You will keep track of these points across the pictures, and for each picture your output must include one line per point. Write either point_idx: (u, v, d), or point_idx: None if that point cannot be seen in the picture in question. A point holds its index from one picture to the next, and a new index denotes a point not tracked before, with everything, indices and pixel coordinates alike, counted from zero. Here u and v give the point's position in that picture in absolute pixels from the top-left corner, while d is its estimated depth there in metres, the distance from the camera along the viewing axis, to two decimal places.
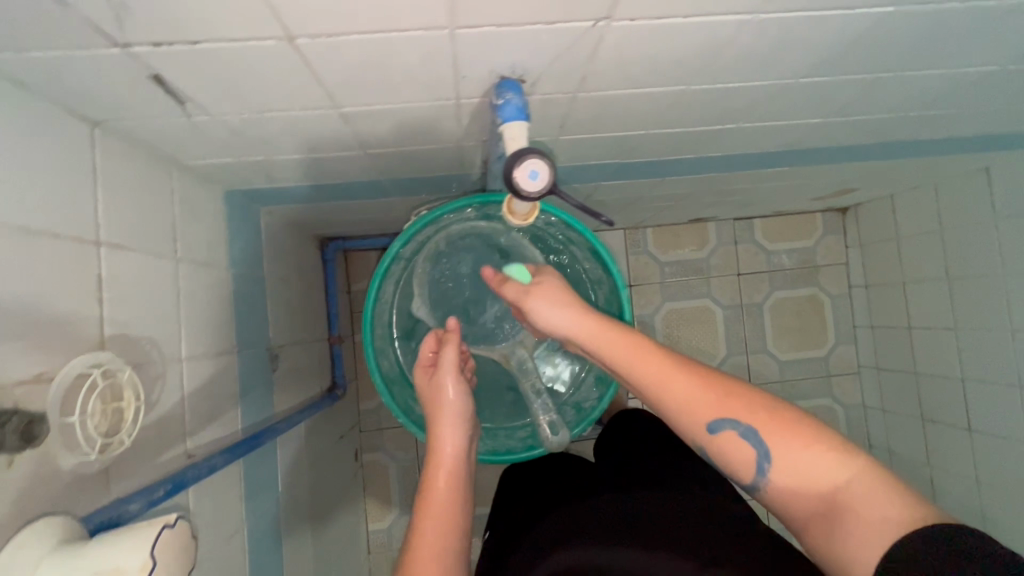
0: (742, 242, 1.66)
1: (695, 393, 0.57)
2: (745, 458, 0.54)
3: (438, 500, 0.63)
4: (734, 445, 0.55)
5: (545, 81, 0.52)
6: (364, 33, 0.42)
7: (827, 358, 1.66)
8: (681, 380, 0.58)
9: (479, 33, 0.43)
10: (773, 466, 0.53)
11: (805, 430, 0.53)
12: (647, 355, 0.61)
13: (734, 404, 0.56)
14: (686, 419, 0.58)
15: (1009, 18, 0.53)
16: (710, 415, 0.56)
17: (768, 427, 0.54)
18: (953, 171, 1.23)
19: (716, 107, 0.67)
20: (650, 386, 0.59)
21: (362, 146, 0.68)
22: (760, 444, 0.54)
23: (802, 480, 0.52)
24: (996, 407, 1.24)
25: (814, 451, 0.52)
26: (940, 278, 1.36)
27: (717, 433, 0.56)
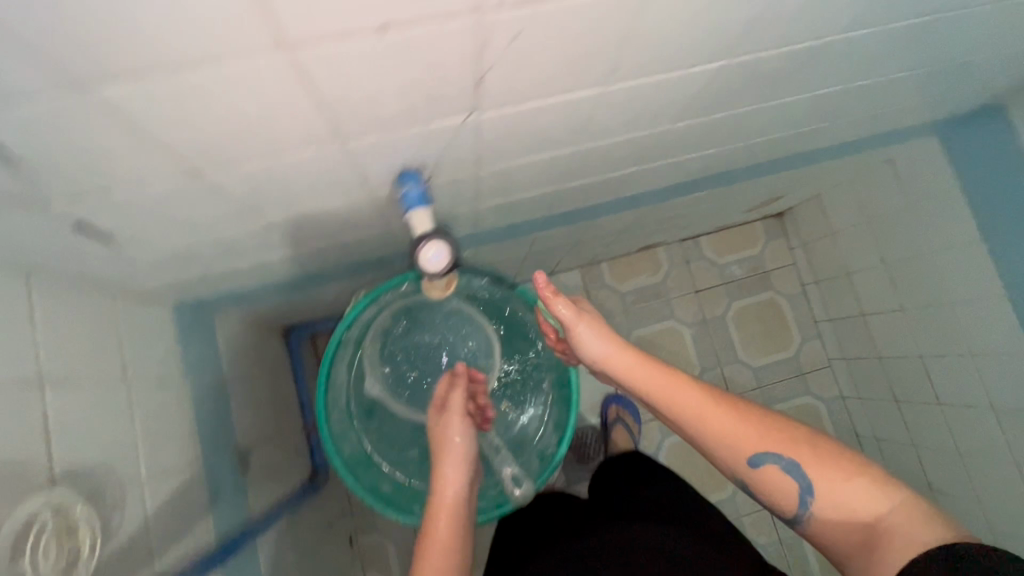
0: (693, 261, 1.73)
1: (738, 428, 0.63)
2: (788, 489, 0.61)
3: (441, 539, 0.59)
4: (779, 477, 0.62)
5: (442, 164, 0.58)
6: (261, 158, 0.47)
7: (797, 357, 1.70)
8: (722, 416, 0.64)
9: (366, 141, 0.48)
10: (815, 497, 0.60)
11: (843, 464, 0.60)
12: (687, 389, 0.66)
13: (777, 441, 0.62)
14: (731, 453, 0.64)
15: (835, 49, 0.60)
16: (755, 450, 0.63)
17: (808, 460, 0.61)
18: (861, 167, 1.33)
19: (612, 156, 0.73)
20: (694, 419, 0.65)
21: (294, 244, 0.72)
22: (803, 478, 0.61)
23: (843, 509, 0.59)
24: (958, 377, 1.28)
25: (854, 483, 0.59)
26: (878, 264, 1.43)
27: (760, 466, 0.63)
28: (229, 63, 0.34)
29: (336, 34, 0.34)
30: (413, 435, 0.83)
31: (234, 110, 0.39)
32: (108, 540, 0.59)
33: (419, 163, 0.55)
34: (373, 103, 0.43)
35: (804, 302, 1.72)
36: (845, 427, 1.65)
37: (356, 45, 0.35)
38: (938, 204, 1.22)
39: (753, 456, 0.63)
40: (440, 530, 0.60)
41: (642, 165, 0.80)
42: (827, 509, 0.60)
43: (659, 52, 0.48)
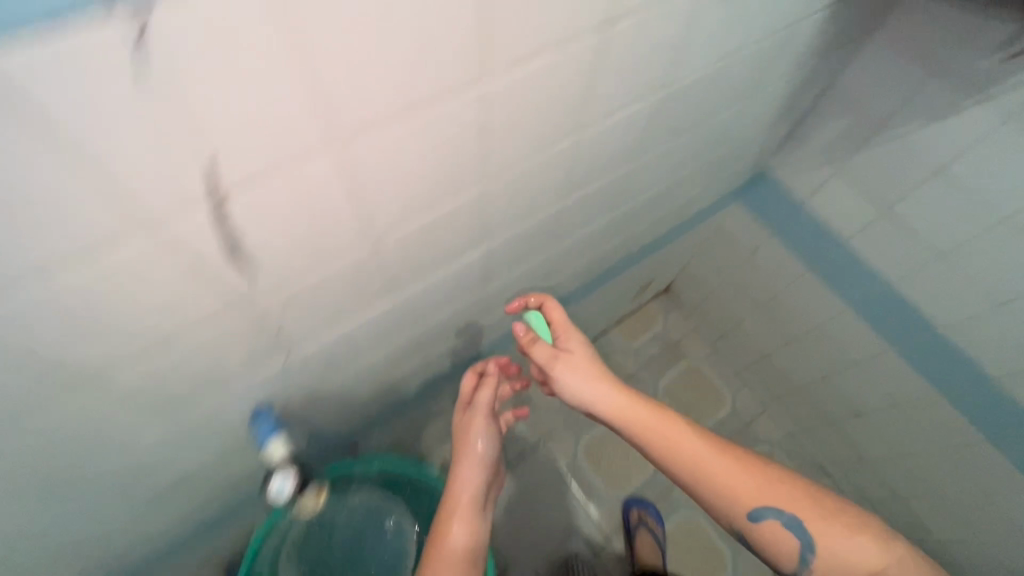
0: (609, 355, 1.83)
1: (744, 479, 0.67)
2: (787, 541, 0.66)
3: (454, 538, 0.74)
4: (777, 532, 0.66)
5: (290, 391, 0.67)
6: (117, 440, 0.54)
7: (734, 411, 1.77)
8: (727, 468, 0.68)
9: (205, 402, 0.58)
10: (813, 551, 0.65)
11: (838, 521, 0.66)
12: (690, 436, 0.69)
13: (778, 496, 0.67)
14: (734, 503, 0.67)
15: (577, 205, 0.78)
16: (759, 504, 0.66)
17: (803, 513, 0.66)
18: (699, 238, 1.53)
19: (452, 323, 0.84)
20: (699, 469, 0.67)
21: (188, 495, 0.76)
22: (804, 534, 0.65)
23: (841, 561, 0.64)
24: (869, 384, 1.32)
25: (849, 537, 0.65)
26: (751, 311, 1.58)
27: (758, 518, 0.66)
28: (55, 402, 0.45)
29: (134, 350, 0.44)
30: None
31: (75, 420, 0.48)
32: None
33: (264, 397, 0.64)
34: (191, 373, 0.52)
35: (719, 360, 1.84)
36: (805, 461, 1.68)
37: (149, 351, 0.46)
38: (761, 255, 1.41)
39: (755, 509, 0.67)
40: (454, 531, 0.75)
41: (488, 318, 0.91)
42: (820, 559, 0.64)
43: (420, 263, 0.61)
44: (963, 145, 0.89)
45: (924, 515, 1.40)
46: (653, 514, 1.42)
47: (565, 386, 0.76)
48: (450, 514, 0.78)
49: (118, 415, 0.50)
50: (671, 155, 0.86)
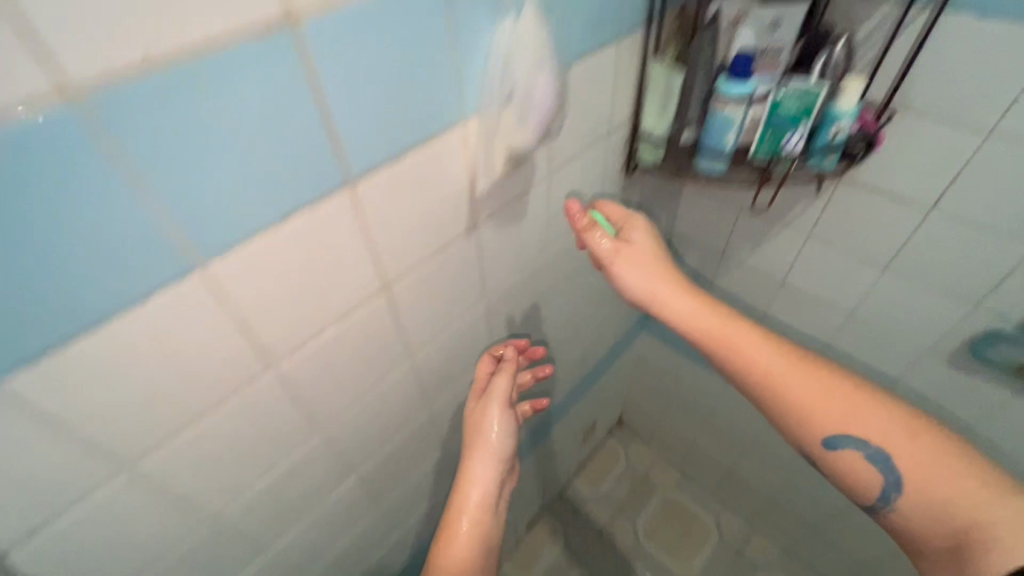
0: (580, 506, 1.71)
1: (821, 399, 0.61)
2: (870, 477, 0.58)
3: (459, 549, 0.61)
4: (854, 463, 0.59)
5: None
6: None
7: (722, 538, 1.63)
8: (805, 382, 0.61)
9: None
10: (901, 491, 0.57)
11: (934, 453, 0.56)
12: (759, 346, 0.64)
13: (865, 423, 0.58)
14: (808, 426, 0.61)
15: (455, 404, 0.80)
16: (836, 426, 0.59)
17: (894, 442, 0.57)
18: (625, 371, 1.56)
19: (358, 551, 0.79)
20: (772, 380, 0.62)
21: None
22: (892, 472, 0.57)
23: (935, 499, 0.55)
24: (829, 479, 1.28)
25: (950, 472, 0.55)
26: (701, 426, 1.56)
27: (833, 447, 0.60)
28: None
29: None
30: None
31: None
32: None
33: None
34: None
35: (692, 484, 1.73)
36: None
37: None
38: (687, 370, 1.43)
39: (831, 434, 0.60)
40: (460, 542, 0.62)
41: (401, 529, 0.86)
42: (907, 498, 0.56)
43: (279, 517, 0.60)
44: (789, 260, 1.00)
45: None
46: None
47: (626, 284, 0.69)
48: (458, 510, 0.64)
49: None
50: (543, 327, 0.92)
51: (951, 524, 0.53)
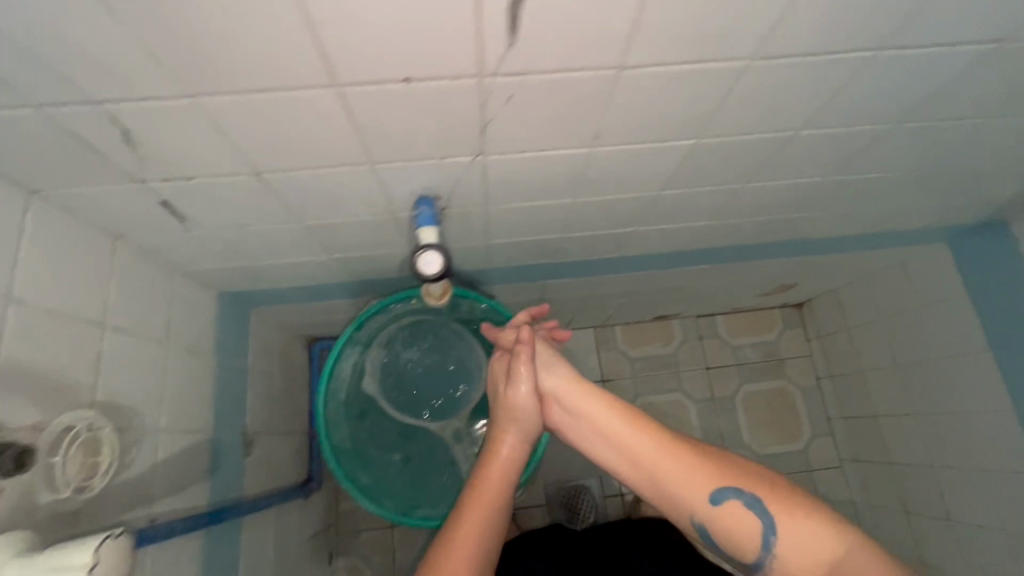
0: (706, 337, 1.76)
1: (661, 459, 0.59)
2: (741, 520, 0.55)
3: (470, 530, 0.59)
4: (735, 515, 0.55)
5: (454, 196, 0.69)
6: (307, 169, 0.60)
7: (806, 452, 1.66)
8: (666, 463, 0.59)
9: (393, 166, 0.61)
10: (774, 533, 0.53)
11: (806, 501, 0.55)
12: (642, 434, 0.60)
13: (730, 471, 0.57)
14: (662, 486, 0.59)
15: (787, 150, 0.69)
16: (710, 491, 0.57)
17: (747, 520, 0.55)
18: (875, 264, 1.35)
19: (611, 214, 0.83)
20: (656, 474, 0.59)
21: (326, 252, 0.84)
22: (766, 515, 0.54)
23: (790, 560, 0.53)
24: (988, 491, 1.19)
25: (813, 522, 0.53)
26: (891, 366, 1.43)
27: (719, 504, 0.56)
28: (285, 97, 0.48)
29: (369, 70, 0.46)
30: (400, 438, 0.87)
31: (287, 123, 0.52)
32: (121, 470, 0.67)
33: (436, 187, 0.66)
34: (400, 126, 0.54)
35: (817, 396, 1.71)
36: None
37: (390, 91, 0.48)
38: (953, 311, 1.23)
39: (715, 493, 0.56)
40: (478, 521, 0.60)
41: (642, 221, 0.88)
42: None
43: (637, 125, 0.58)
44: None
45: None
46: None
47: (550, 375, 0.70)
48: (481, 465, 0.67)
49: (323, 131, 0.53)
50: (942, 143, 0.73)
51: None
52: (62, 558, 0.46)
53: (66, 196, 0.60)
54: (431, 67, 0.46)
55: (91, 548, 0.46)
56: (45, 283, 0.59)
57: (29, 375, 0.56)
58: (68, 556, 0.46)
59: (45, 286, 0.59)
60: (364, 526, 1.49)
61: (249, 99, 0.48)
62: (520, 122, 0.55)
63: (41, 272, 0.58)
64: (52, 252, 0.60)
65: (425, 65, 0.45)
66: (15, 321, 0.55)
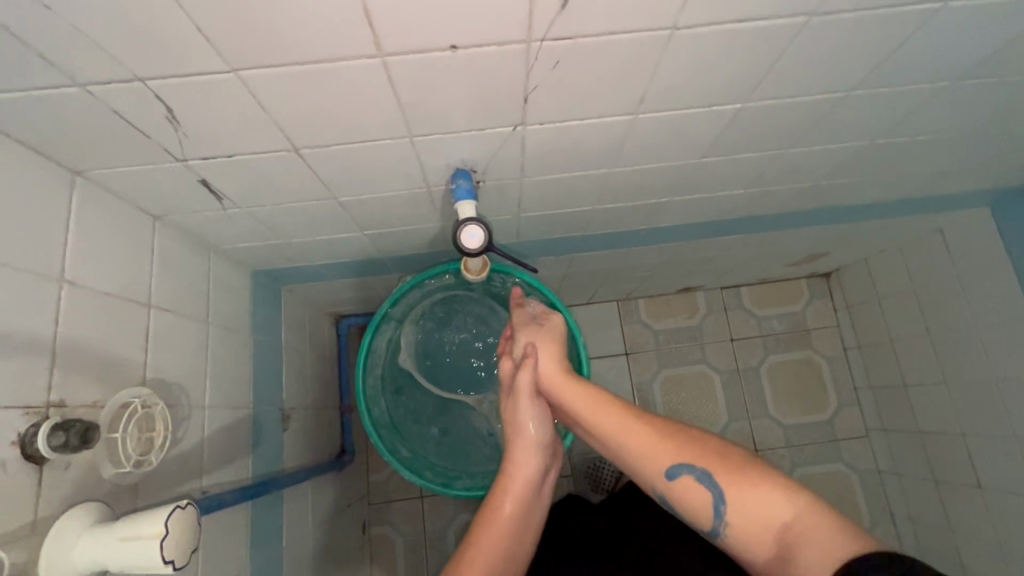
0: (731, 308, 1.75)
1: (622, 440, 0.59)
2: (697, 496, 0.54)
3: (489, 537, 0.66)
4: (689, 487, 0.54)
5: (490, 169, 0.68)
6: (346, 144, 0.59)
7: (831, 422, 1.66)
8: (625, 438, 0.59)
9: (431, 139, 0.60)
10: (726, 503, 0.52)
11: (764, 472, 0.53)
12: (609, 417, 0.61)
13: (686, 447, 0.56)
14: (626, 463, 0.59)
15: (836, 113, 0.66)
16: (664, 463, 0.56)
17: (702, 493, 0.53)
18: (911, 231, 1.31)
19: (647, 184, 0.82)
20: (622, 453, 0.60)
21: (359, 228, 0.84)
22: (716, 486, 0.53)
23: (741, 529, 0.51)
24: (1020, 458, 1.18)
25: (768, 493, 0.51)
26: (923, 335, 1.41)
27: (675, 476, 0.55)
28: (330, 69, 0.47)
29: (414, 39, 0.44)
30: (436, 412, 0.88)
31: (329, 96, 0.51)
32: (173, 445, 0.69)
33: (473, 160, 0.65)
34: (441, 97, 0.52)
35: (844, 366, 1.69)
36: (877, 503, 1.58)
37: (434, 59, 0.47)
38: (991, 278, 1.20)
39: (671, 466, 0.56)
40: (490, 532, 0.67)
41: (677, 191, 0.86)
42: None
43: (684, 89, 0.56)
44: None
45: None
46: None
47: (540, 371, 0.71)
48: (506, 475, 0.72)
49: (365, 105, 0.52)
50: (999, 102, 0.70)
51: (770, 561, 0.49)
52: (135, 529, 0.48)
53: (110, 177, 0.60)
54: (477, 31, 0.44)
55: (161, 519, 0.48)
56: (94, 264, 0.59)
57: (87, 354, 0.57)
58: (141, 527, 0.48)
59: (94, 267, 0.59)
60: (396, 497, 1.53)
61: (293, 69, 0.47)
62: (564, 87, 0.53)
63: (90, 253, 0.59)
64: (99, 232, 0.61)
65: (472, 31, 0.44)
66: (70, 301, 0.56)
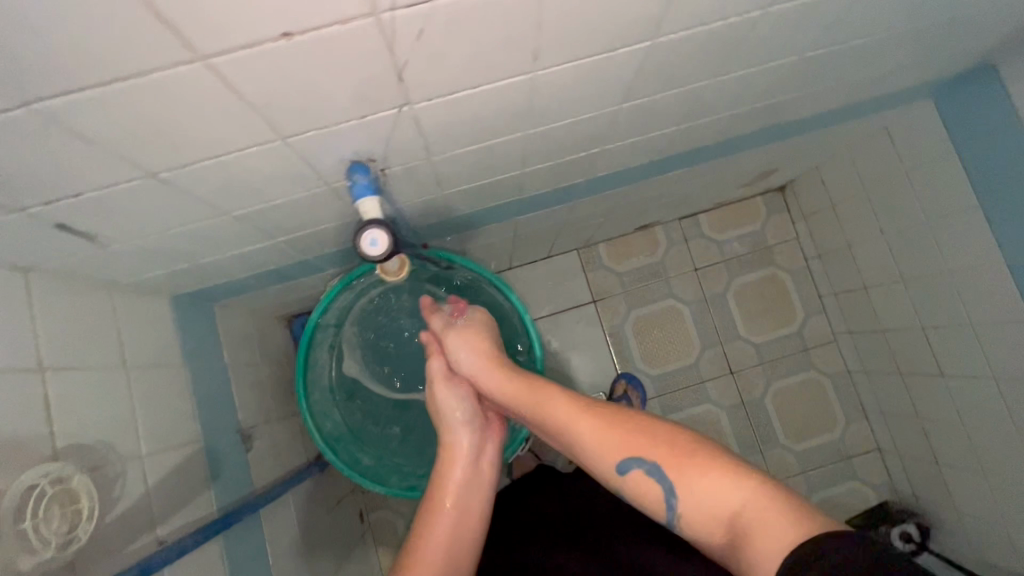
0: (691, 238, 1.72)
1: (574, 437, 0.60)
2: (653, 493, 0.54)
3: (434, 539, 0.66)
4: (643, 484, 0.55)
5: (390, 157, 0.61)
6: (208, 158, 0.51)
7: (800, 333, 1.69)
8: (581, 437, 0.59)
9: (307, 137, 0.52)
10: (676, 498, 0.53)
11: (711, 456, 0.53)
12: (562, 417, 0.61)
13: (636, 437, 0.56)
14: (588, 463, 0.60)
15: (756, 33, 0.60)
16: (616, 462, 0.56)
17: (652, 490, 0.54)
18: (857, 133, 1.28)
19: (572, 138, 0.75)
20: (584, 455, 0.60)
21: (271, 237, 0.77)
22: (665, 480, 0.53)
23: (694, 517, 0.52)
24: (977, 344, 1.21)
25: (712, 479, 0.51)
26: (878, 236, 1.41)
27: (626, 473, 0.56)
28: (148, 85, 0.39)
29: (234, 35, 0.37)
30: (395, 411, 0.84)
31: (164, 115, 0.43)
32: (109, 508, 0.65)
33: (365, 150, 0.58)
34: (296, 92, 0.45)
35: (807, 276, 1.70)
36: (850, 401, 1.65)
37: (272, 53, 0.39)
38: (937, 172, 1.18)
39: (623, 461, 0.56)
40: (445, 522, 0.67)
41: (606, 140, 0.80)
42: None
43: (580, 35, 0.49)
44: None
45: (953, 483, 1.38)
46: (641, 391, 1.55)
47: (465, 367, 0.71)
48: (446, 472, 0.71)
49: (211, 115, 0.44)
50: None
51: (723, 543, 0.50)
52: None
53: None
54: (306, 13, 0.37)
55: None
56: None
57: None
58: None
59: None
60: None
61: (101, 92, 0.39)
62: (440, 58, 0.46)
63: None
64: None
65: (300, 14, 0.37)
66: None
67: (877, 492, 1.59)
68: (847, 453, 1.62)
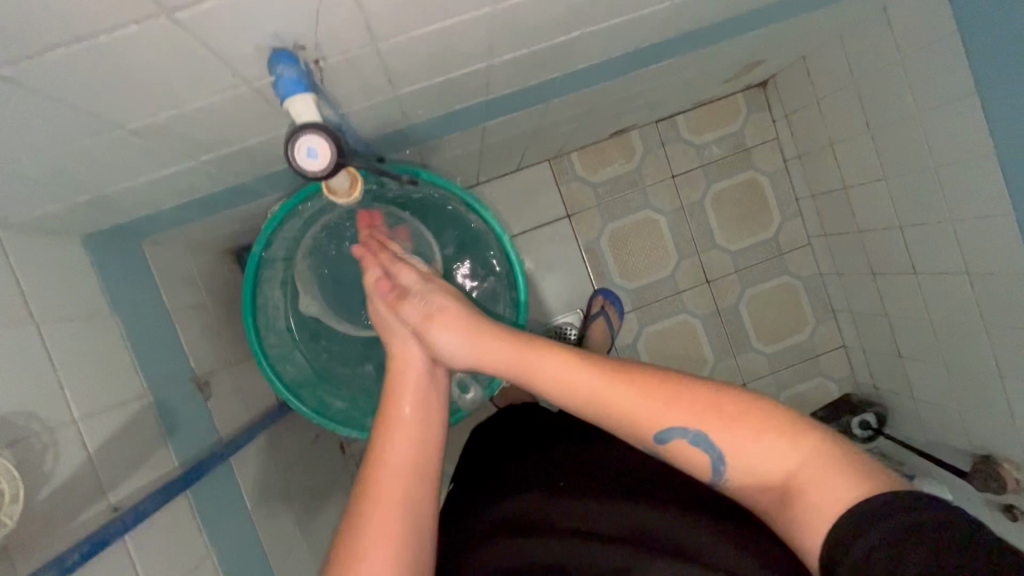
0: (668, 142, 1.62)
1: (599, 402, 0.54)
2: (697, 458, 0.52)
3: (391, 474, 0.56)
4: (688, 451, 0.52)
5: (324, 42, 0.48)
6: (62, 44, 0.38)
7: (776, 238, 1.66)
8: (614, 403, 0.54)
9: (204, 9, 0.39)
10: (726, 465, 0.51)
11: (763, 417, 0.51)
12: (591, 383, 0.55)
13: (682, 404, 0.52)
14: (622, 428, 0.54)
15: None
16: (658, 430, 0.52)
17: (698, 451, 0.52)
18: (853, 14, 1.16)
19: (547, 17, 0.62)
20: (613, 419, 0.54)
21: (190, 157, 0.63)
22: (714, 446, 0.51)
23: (741, 477, 0.51)
24: (952, 240, 1.20)
25: (768, 444, 0.50)
26: (862, 132, 1.34)
27: (667, 442, 0.53)
28: None
29: None
30: (364, 350, 0.77)
31: None
32: (41, 484, 0.57)
33: (289, 31, 0.45)
34: None
35: (786, 178, 1.65)
36: (820, 301, 1.67)
37: None
38: (932, 58, 1.09)
39: (664, 431, 0.53)
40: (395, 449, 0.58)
41: (587, 20, 0.67)
42: None
43: None
44: None
45: (914, 375, 1.44)
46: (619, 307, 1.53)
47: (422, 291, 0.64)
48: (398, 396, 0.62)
49: None
50: None
51: (769, 501, 0.51)
52: None
53: None
54: None
55: None
56: None
57: None
58: None
59: None
60: None
61: None
62: None
63: None
64: None
65: None
66: None
67: (840, 386, 1.67)
68: (815, 352, 1.67)
